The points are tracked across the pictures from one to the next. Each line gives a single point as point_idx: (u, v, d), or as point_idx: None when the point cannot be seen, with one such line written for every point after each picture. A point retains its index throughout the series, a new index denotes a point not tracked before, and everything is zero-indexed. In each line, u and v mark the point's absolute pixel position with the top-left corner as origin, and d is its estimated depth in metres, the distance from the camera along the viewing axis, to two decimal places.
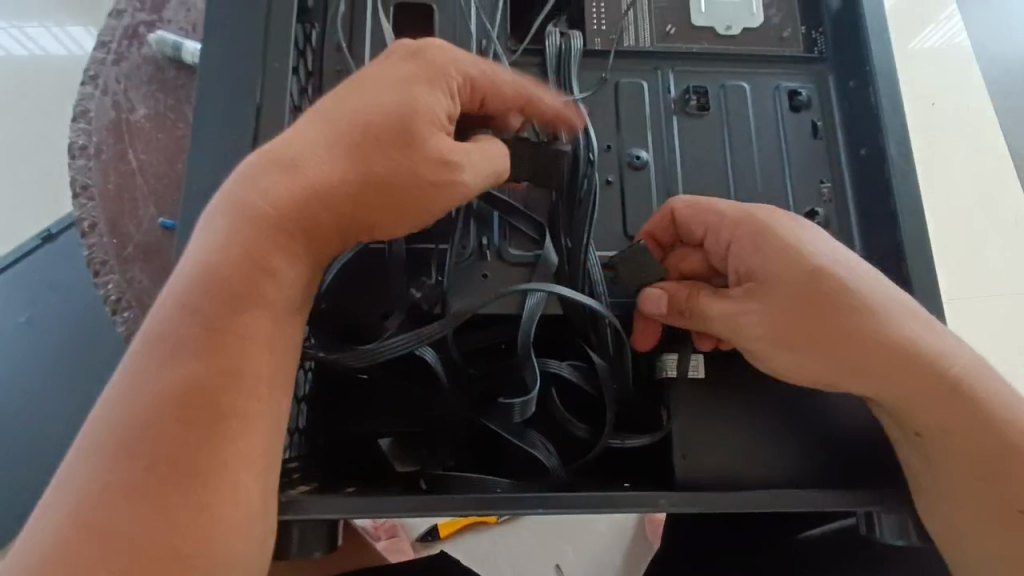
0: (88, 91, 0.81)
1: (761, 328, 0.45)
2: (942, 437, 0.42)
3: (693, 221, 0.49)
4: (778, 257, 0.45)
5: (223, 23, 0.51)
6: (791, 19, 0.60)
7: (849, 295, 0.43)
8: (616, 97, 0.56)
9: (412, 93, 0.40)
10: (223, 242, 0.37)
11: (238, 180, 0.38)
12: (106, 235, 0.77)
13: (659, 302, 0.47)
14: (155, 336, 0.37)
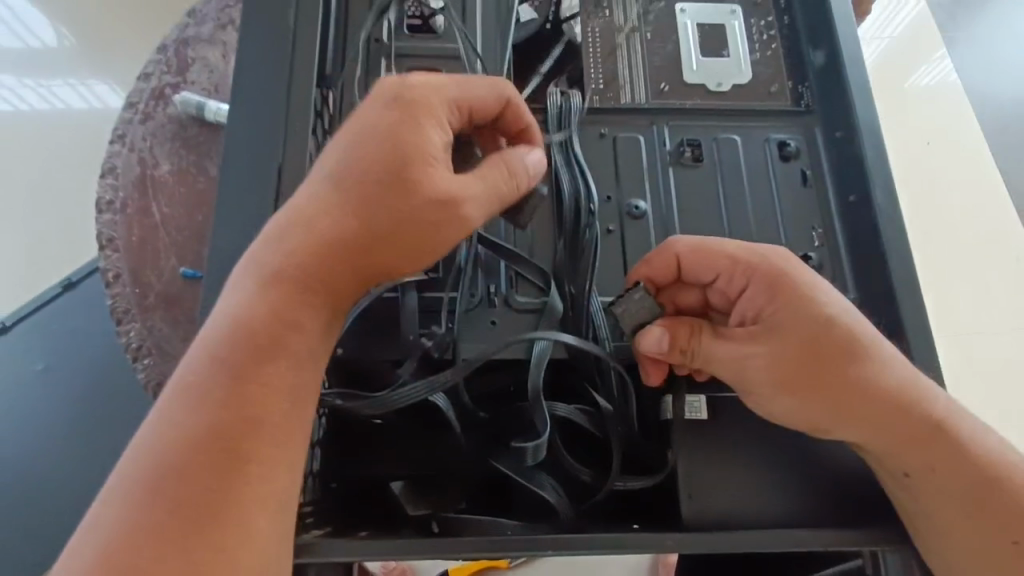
0: (117, 150, 0.86)
1: (766, 372, 0.46)
2: (930, 478, 0.44)
3: (703, 265, 0.50)
4: (791, 305, 0.47)
5: (247, 90, 0.55)
6: (778, 75, 0.64)
7: (852, 342, 0.46)
8: (615, 151, 0.59)
9: (409, 130, 0.42)
10: (248, 299, 0.40)
11: (266, 240, 0.42)
12: (129, 285, 0.81)
13: (660, 341, 0.47)
14: (185, 383, 0.39)
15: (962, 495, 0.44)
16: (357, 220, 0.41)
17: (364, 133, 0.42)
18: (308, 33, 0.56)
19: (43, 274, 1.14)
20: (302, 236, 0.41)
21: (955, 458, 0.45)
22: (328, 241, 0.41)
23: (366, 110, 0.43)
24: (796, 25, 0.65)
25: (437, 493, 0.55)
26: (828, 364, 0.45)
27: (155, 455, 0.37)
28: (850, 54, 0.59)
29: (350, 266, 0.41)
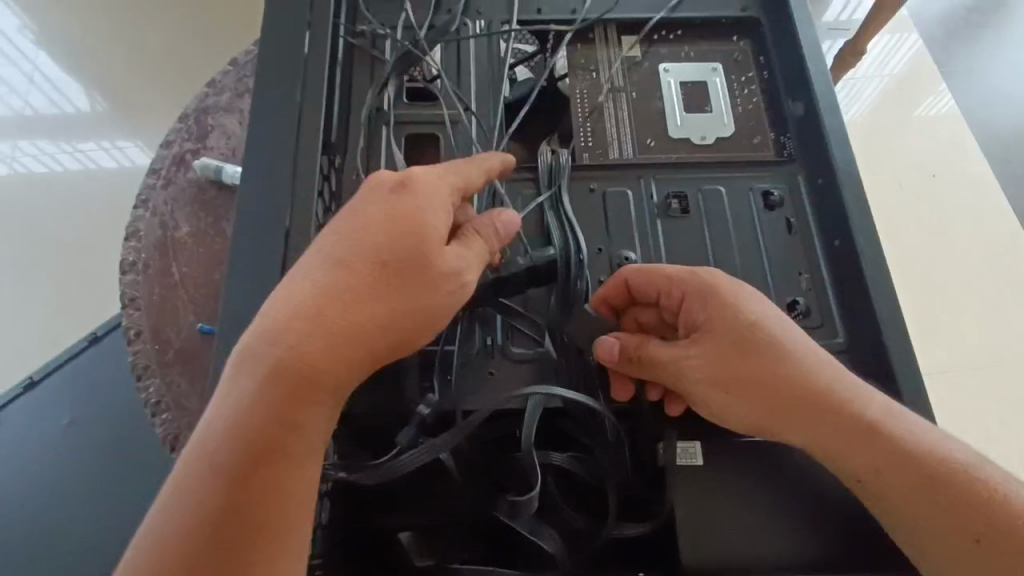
0: (140, 214, 0.91)
1: (702, 373, 0.48)
2: (878, 476, 0.44)
3: (647, 285, 0.51)
4: (718, 309, 0.48)
5: (256, 160, 0.59)
6: (761, 127, 0.67)
7: (779, 344, 0.47)
8: (605, 205, 0.62)
9: (414, 216, 0.46)
10: (249, 377, 0.42)
11: (263, 332, 0.43)
12: (149, 342, 0.84)
13: (611, 350, 0.49)
14: (188, 481, 0.41)
15: (914, 490, 0.43)
16: (365, 318, 0.44)
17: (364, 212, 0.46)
18: (315, 107, 0.61)
19: (74, 328, 1.20)
20: (296, 311, 0.43)
21: (904, 456, 0.44)
22: (326, 313, 0.44)
23: (372, 202, 0.46)
24: (775, 80, 0.69)
25: (444, 544, 0.58)
26: (753, 365, 0.47)
27: (173, 531, 0.40)
28: (826, 108, 0.63)
29: (346, 335, 0.44)
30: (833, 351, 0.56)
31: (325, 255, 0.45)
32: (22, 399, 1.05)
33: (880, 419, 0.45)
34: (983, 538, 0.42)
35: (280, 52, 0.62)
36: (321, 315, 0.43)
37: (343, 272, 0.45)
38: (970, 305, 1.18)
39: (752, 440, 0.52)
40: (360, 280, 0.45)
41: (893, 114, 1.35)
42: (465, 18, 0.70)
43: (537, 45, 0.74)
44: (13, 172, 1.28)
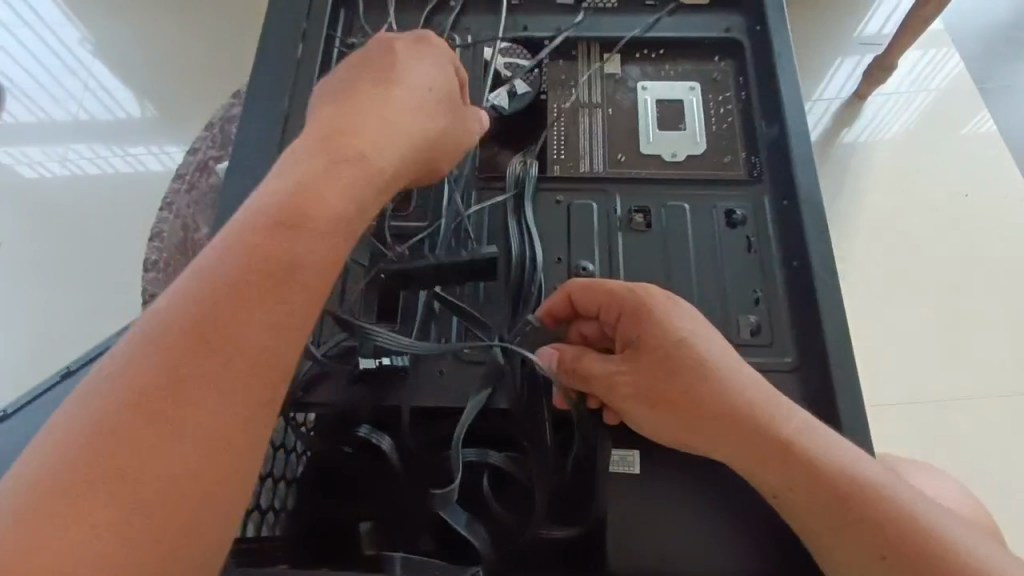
0: (164, 216, 0.99)
1: (631, 387, 0.49)
2: (792, 493, 0.45)
3: (586, 299, 0.53)
4: (648, 327, 0.50)
5: (239, 162, 0.63)
6: (733, 146, 0.68)
7: (705, 363, 0.48)
8: (569, 216, 0.64)
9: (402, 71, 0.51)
10: (193, 294, 0.39)
11: (291, 162, 0.44)
12: None
13: (548, 359, 0.52)
14: (201, 275, 0.39)
15: (824, 506, 0.44)
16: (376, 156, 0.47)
17: (345, 102, 0.48)
18: (300, 116, 0.65)
19: (113, 318, 1.30)
20: (250, 230, 0.40)
21: (818, 474, 0.45)
22: (281, 231, 0.41)
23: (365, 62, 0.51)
24: (751, 99, 0.69)
25: (400, 534, 0.58)
26: (677, 383, 0.48)
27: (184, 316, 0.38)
28: (796, 129, 0.64)
29: (297, 253, 0.40)
30: (782, 370, 0.57)
31: (339, 98, 0.48)
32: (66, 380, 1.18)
33: (794, 436, 0.46)
34: (889, 557, 0.42)
35: (274, 65, 0.67)
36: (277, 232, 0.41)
37: (306, 166, 0.43)
38: (994, 335, 1.12)
39: (684, 455, 0.53)
40: (318, 190, 0.42)
41: (928, 132, 1.30)
42: (452, 33, 0.73)
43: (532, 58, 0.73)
44: (69, 172, 1.40)
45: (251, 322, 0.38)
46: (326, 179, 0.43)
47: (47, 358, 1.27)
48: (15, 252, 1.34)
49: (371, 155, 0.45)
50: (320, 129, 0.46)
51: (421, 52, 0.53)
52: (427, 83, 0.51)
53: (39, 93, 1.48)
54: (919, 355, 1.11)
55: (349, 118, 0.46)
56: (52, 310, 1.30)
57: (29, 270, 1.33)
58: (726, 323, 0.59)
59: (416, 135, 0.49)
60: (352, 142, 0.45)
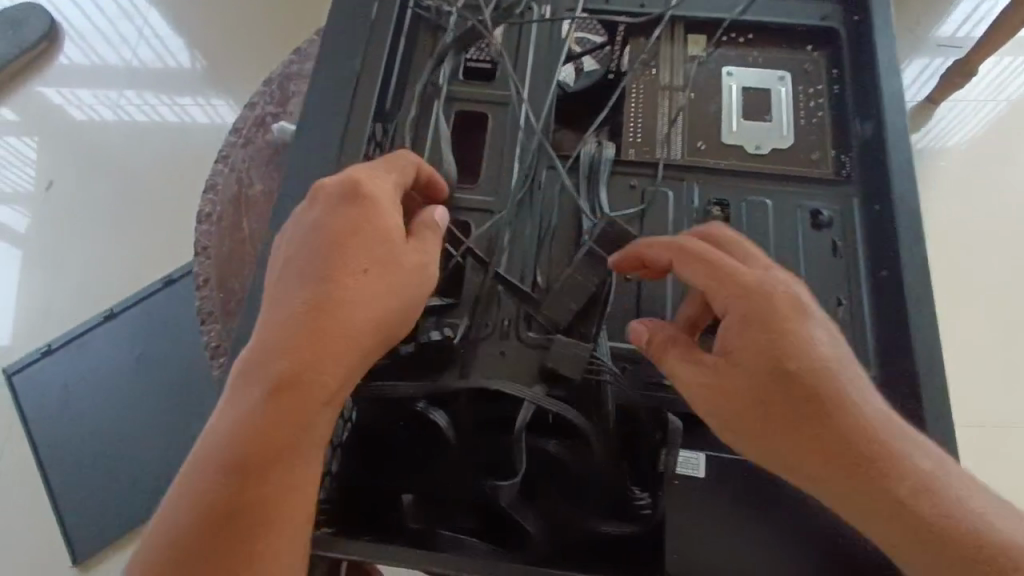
0: (219, 169, 0.97)
1: (728, 399, 0.45)
2: (901, 548, 0.40)
3: (693, 274, 0.48)
4: (756, 336, 0.44)
5: (308, 125, 0.62)
6: (821, 142, 0.64)
7: (819, 388, 0.43)
8: (642, 202, 0.62)
9: (349, 232, 0.49)
10: (190, 502, 0.45)
11: (262, 351, 0.47)
12: (216, 290, 0.90)
13: (637, 335, 0.51)
14: (204, 454, 0.46)
15: (938, 563, 0.39)
16: (332, 331, 0.47)
17: (290, 298, 0.48)
18: (371, 78, 0.64)
19: (157, 267, 1.31)
20: (223, 448, 0.45)
21: (922, 524, 0.40)
22: (250, 443, 0.45)
23: (314, 218, 0.50)
24: (845, 95, 0.65)
25: (445, 510, 0.57)
26: (800, 399, 0.43)
27: (198, 491, 0.45)
28: (895, 130, 0.60)
29: (274, 466, 0.45)
30: None
31: (301, 270, 0.49)
32: (104, 326, 1.26)
33: (912, 479, 0.41)
34: None
35: (348, 27, 0.66)
36: (250, 443, 0.45)
37: (259, 377, 0.46)
38: None
39: (748, 458, 0.52)
40: (278, 408, 0.45)
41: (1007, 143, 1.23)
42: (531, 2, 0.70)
43: (607, 36, 0.71)
44: (118, 119, 1.41)
45: (260, 517, 0.45)
46: (278, 393, 0.46)
47: (92, 300, 1.29)
48: (64, 195, 1.36)
49: (329, 359, 0.46)
50: (262, 334, 0.47)
51: (362, 207, 0.50)
52: (363, 249, 0.49)
53: (95, 38, 1.49)
54: (985, 376, 1.07)
55: (291, 320, 0.47)
56: (95, 253, 1.32)
57: (78, 215, 1.35)
58: None
59: (364, 313, 0.48)
60: (302, 349, 0.46)
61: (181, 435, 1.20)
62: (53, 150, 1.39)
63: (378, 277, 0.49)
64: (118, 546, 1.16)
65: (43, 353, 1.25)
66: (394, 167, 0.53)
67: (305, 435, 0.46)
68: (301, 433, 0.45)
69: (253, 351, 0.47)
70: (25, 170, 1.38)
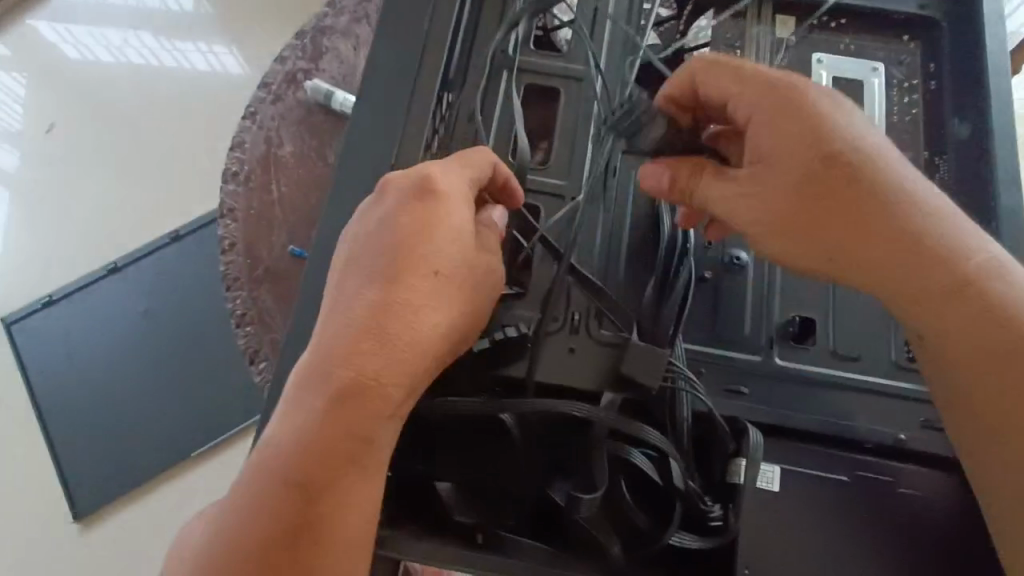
0: (246, 125, 0.91)
1: (770, 206, 0.48)
2: (942, 338, 0.45)
3: (710, 83, 0.51)
4: (793, 139, 0.48)
5: (369, 94, 0.58)
6: (914, 142, 0.60)
7: (864, 181, 0.47)
8: None
9: (423, 232, 0.45)
10: (239, 521, 0.41)
11: (324, 356, 0.42)
12: (242, 255, 0.85)
13: (659, 178, 0.51)
14: (260, 463, 0.41)
15: (986, 345, 0.43)
16: (405, 338, 0.43)
17: (356, 299, 0.43)
18: (439, 44, 0.59)
19: (164, 221, 1.24)
20: (283, 457, 0.41)
21: (965, 306, 0.44)
22: (308, 459, 0.40)
23: (385, 213, 0.46)
24: (942, 92, 0.61)
25: (490, 503, 0.51)
26: (853, 194, 0.46)
27: (254, 503, 0.41)
28: (999, 135, 0.57)
29: (332, 484, 0.41)
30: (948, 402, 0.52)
31: (369, 269, 0.44)
32: (109, 279, 1.21)
33: (957, 267, 0.45)
34: None
35: None
36: (308, 456, 0.40)
37: (323, 383, 0.41)
38: None
39: (820, 474, 0.49)
40: (339, 420, 0.41)
41: None
42: None
43: (675, 10, 0.67)
44: (116, 61, 1.34)
45: (322, 535, 0.40)
46: (341, 405, 0.41)
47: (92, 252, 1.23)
48: (57, 138, 1.29)
49: (396, 369, 0.42)
50: (320, 339, 0.43)
51: (436, 204, 0.46)
52: (436, 252, 0.45)
53: None
54: None
55: (354, 325, 0.43)
56: (88, 200, 1.26)
57: (80, 161, 1.28)
58: None
59: (437, 320, 0.44)
60: (367, 355, 0.42)
61: (195, 398, 1.16)
62: (47, 89, 1.32)
63: (452, 281, 0.45)
64: (121, 504, 1.12)
65: (45, 304, 1.20)
66: (473, 164, 0.48)
67: (373, 448, 0.41)
68: (362, 448, 0.41)
69: (316, 354, 0.42)
70: (14, 106, 1.31)
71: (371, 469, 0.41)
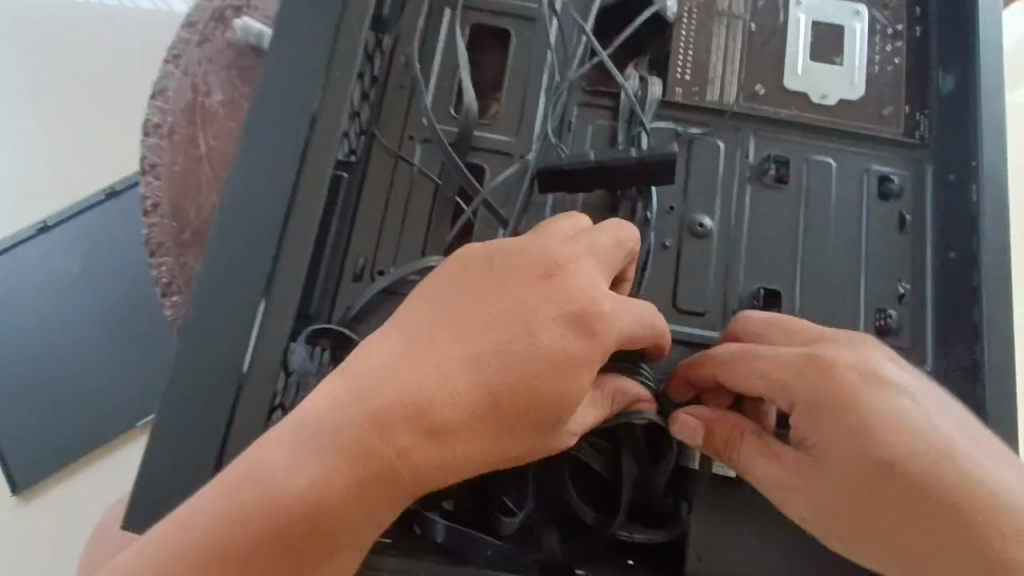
0: (170, 70, 0.80)
1: (806, 479, 0.40)
2: None
3: (735, 376, 0.43)
4: (834, 428, 0.40)
5: (287, 28, 0.49)
6: (895, 95, 0.55)
7: (913, 489, 0.39)
8: (688, 154, 0.52)
9: (527, 301, 0.38)
10: (200, 531, 0.34)
11: (363, 404, 0.36)
12: (167, 217, 0.76)
13: (693, 433, 0.42)
14: (250, 496, 0.35)
15: None
16: (466, 426, 0.36)
17: (424, 356, 0.37)
18: None
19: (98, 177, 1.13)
20: (279, 502, 0.35)
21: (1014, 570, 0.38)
22: (305, 516, 0.35)
23: (471, 268, 0.39)
24: (928, 40, 0.56)
25: None
26: (900, 482, 0.39)
27: (221, 537, 0.34)
28: (989, 86, 0.52)
29: (326, 556, 0.35)
30: None
31: (460, 330, 0.37)
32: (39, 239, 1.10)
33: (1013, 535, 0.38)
34: None
35: None
36: (304, 525, 0.35)
37: (352, 441, 0.35)
38: None
39: None
40: (361, 498, 0.35)
41: None
42: None
43: None
44: None
45: None
46: (373, 480, 0.35)
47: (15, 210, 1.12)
48: None
49: (441, 459, 0.36)
50: (403, 381, 0.36)
51: (562, 278, 0.38)
52: (529, 324, 0.37)
53: None
54: None
55: (455, 402, 0.36)
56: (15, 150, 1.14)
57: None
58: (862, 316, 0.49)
59: (510, 410, 0.36)
60: (408, 434, 0.35)
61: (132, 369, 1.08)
62: None
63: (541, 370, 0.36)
64: (54, 480, 1.05)
65: None
66: (577, 260, 0.39)
67: (372, 528, 0.36)
68: (356, 525, 0.35)
69: (356, 404, 0.36)
70: None
71: (356, 549, 0.36)
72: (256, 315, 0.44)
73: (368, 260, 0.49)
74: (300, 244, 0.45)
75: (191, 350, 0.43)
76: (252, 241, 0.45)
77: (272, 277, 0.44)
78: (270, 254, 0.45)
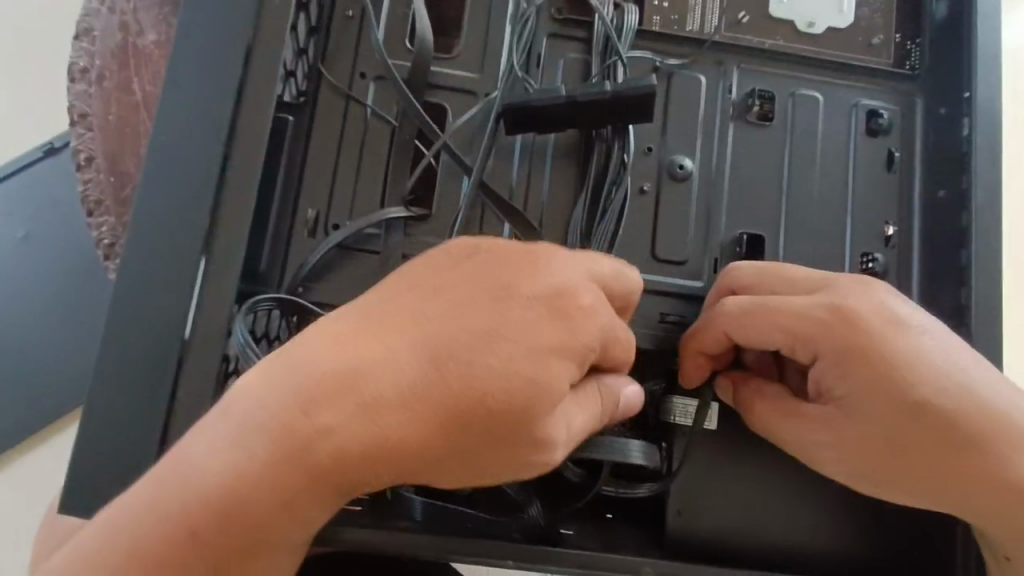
0: (94, 7, 0.70)
1: (830, 433, 0.40)
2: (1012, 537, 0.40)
3: (762, 332, 0.41)
4: (852, 374, 0.39)
5: None
6: (887, 22, 0.51)
7: (938, 426, 0.39)
8: (668, 90, 0.48)
9: (496, 295, 0.34)
10: (129, 526, 0.33)
11: (296, 402, 0.33)
12: (103, 172, 0.67)
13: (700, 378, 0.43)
14: (172, 489, 0.33)
15: None
16: (409, 428, 0.33)
17: (367, 347, 0.33)
18: None
19: None
20: (203, 497, 0.33)
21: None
22: (235, 508, 0.33)
23: (438, 257, 0.36)
24: None
25: None
26: (926, 424, 0.39)
27: (150, 532, 0.33)
28: (985, 9, 0.48)
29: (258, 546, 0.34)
30: None
31: (412, 317, 0.34)
32: None
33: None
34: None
35: None
36: (228, 520, 0.33)
37: (279, 438, 0.33)
38: None
39: None
40: (290, 493, 0.33)
41: None
42: None
43: None
44: None
45: None
46: (300, 475, 0.33)
47: None
48: None
49: (382, 462, 0.33)
50: (344, 376, 0.33)
51: (531, 272, 0.35)
52: (487, 320, 0.33)
53: None
54: None
55: (396, 396, 0.33)
56: None
57: None
58: (848, 259, 0.47)
59: (461, 409, 0.33)
60: (345, 435, 0.32)
61: None
62: None
63: (493, 366, 0.33)
64: None
65: None
66: (561, 262, 0.36)
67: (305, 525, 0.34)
68: (287, 522, 0.34)
69: (290, 400, 0.33)
70: None
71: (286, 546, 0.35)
72: (195, 276, 0.40)
73: (321, 213, 0.44)
74: (241, 196, 0.41)
75: (124, 317, 0.39)
76: (186, 192, 0.40)
77: (212, 231, 0.40)
78: (207, 206, 0.40)
